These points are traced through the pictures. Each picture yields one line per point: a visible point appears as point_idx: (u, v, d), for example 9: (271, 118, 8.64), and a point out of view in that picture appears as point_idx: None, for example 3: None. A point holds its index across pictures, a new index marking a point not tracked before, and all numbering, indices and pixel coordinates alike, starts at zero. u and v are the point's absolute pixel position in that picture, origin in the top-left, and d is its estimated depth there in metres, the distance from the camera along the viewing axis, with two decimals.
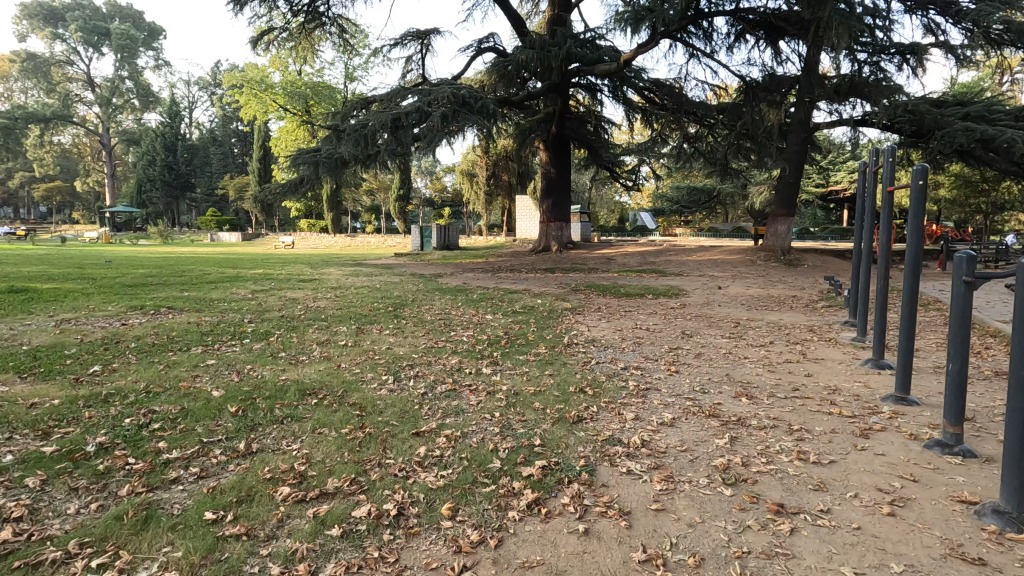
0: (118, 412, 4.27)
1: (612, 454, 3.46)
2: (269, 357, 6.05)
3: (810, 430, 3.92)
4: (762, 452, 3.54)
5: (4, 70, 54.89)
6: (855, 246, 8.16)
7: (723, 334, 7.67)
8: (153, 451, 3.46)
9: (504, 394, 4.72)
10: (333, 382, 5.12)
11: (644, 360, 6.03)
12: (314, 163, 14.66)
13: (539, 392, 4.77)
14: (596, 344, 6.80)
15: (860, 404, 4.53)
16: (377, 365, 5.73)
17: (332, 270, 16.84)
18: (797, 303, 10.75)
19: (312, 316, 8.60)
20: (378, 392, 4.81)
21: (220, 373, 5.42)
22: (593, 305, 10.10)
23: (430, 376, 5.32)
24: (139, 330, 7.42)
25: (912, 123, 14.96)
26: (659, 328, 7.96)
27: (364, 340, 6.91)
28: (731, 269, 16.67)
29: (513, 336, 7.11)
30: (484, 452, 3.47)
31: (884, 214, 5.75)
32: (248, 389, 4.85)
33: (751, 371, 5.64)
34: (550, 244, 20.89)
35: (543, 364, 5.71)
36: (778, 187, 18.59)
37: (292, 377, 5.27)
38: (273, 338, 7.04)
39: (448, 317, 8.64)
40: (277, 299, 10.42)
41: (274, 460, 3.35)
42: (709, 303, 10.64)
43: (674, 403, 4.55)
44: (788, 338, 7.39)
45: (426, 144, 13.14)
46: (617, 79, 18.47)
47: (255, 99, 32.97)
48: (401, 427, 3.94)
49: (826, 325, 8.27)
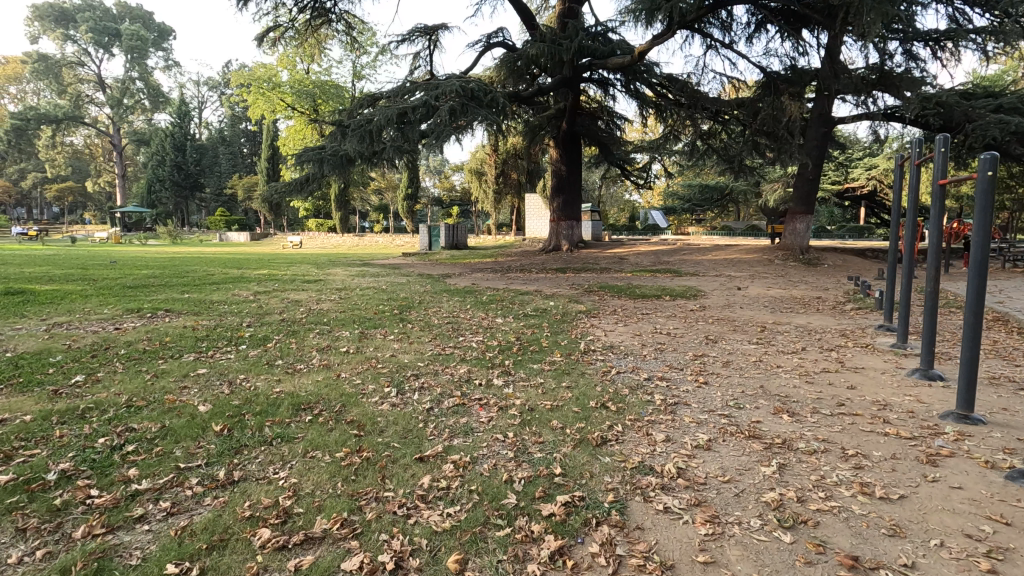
0: (92, 430, 3.86)
1: (645, 486, 3.00)
2: (264, 365, 5.66)
3: (867, 455, 3.44)
4: (818, 484, 3.06)
5: (17, 72, 55.28)
6: (889, 245, 7.66)
7: (750, 339, 7.16)
8: (121, 481, 3.05)
9: (518, 410, 4.27)
10: (331, 394, 4.69)
11: (668, 371, 5.53)
12: (319, 160, 14.25)
13: (556, 407, 4.32)
14: (615, 350, 6.34)
15: (917, 423, 4.04)
16: (379, 374, 5.31)
17: (338, 271, 16.49)
18: (824, 305, 10.20)
19: (314, 320, 8.18)
20: (380, 407, 4.37)
21: (212, 384, 5.02)
22: (608, 307, 9.63)
23: (437, 388, 4.88)
24: (133, 335, 7.05)
25: (940, 116, 14.32)
26: (680, 333, 7.49)
27: (367, 347, 6.49)
28: (748, 269, 16.08)
29: (525, 342, 6.65)
30: (496, 484, 3.03)
31: (933, 211, 5.25)
32: (237, 403, 4.44)
33: (788, 383, 5.14)
34: (560, 243, 20.42)
35: (559, 375, 5.24)
36: (797, 184, 18.00)
37: (288, 389, 4.85)
38: (271, 344, 6.64)
39: (456, 321, 8.20)
40: (279, 301, 10.05)
41: (256, 493, 2.94)
42: (730, 306, 10.12)
43: (708, 421, 4.07)
44: (821, 345, 6.88)
45: (434, 139, 12.62)
46: (630, 73, 17.88)
47: (262, 98, 32.68)
48: (405, 450, 3.51)
49: (860, 329, 7.74)
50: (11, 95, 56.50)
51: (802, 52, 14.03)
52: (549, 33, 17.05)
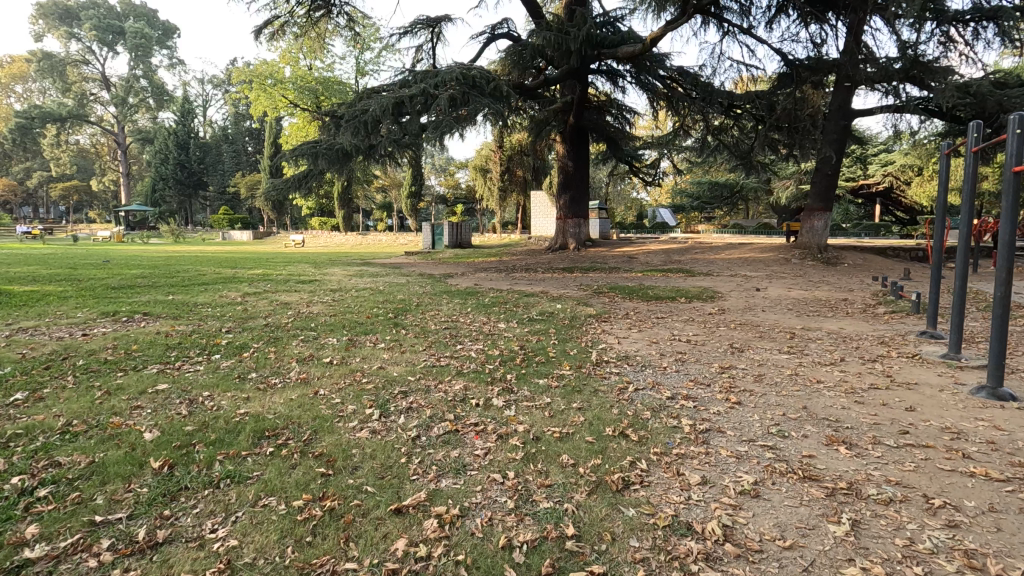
0: (7, 466, 3.21)
1: (684, 557, 2.31)
2: (233, 380, 5.00)
3: (960, 507, 2.73)
4: (907, 552, 2.36)
5: (22, 71, 55.13)
6: (930, 245, 6.91)
7: (780, 348, 6.44)
8: (11, 546, 2.40)
9: (520, 440, 3.59)
10: (303, 418, 4.02)
11: (693, 387, 4.82)
12: (315, 155, 13.21)
13: (565, 437, 3.63)
14: (630, 361, 5.65)
15: (1005, 458, 3.34)
16: (362, 392, 4.62)
17: (336, 271, 15.82)
18: (853, 308, 9.43)
19: (300, 325, 7.51)
20: (357, 436, 3.69)
21: (171, 405, 4.37)
22: (620, 311, 8.92)
23: (427, 409, 4.19)
24: (98, 343, 6.40)
25: (973, 107, 13.44)
26: (701, 340, 6.78)
27: (353, 357, 5.82)
28: (764, 268, 15.32)
29: (530, 352, 5.95)
30: (490, 552, 2.36)
31: (1005, 204, 4.47)
32: (190, 430, 3.77)
33: (834, 404, 4.41)
34: (567, 241, 19.73)
35: (569, 393, 4.54)
36: (815, 179, 17.20)
37: (253, 411, 4.18)
38: (247, 353, 5.98)
39: (455, 326, 7.52)
40: (267, 303, 9.41)
41: (178, 566, 2.28)
42: (751, 309, 9.39)
43: (751, 457, 3.37)
44: (860, 355, 6.15)
45: (435, 130, 11.80)
46: (639, 65, 17.08)
47: (264, 95, 32.08)
48: (379, 497, 2.84)
49: (900, 337, 7.00)
50: (17, 94, 56.34)
51: (823, 40, 13.24)
52: (556, 22, 16.31)
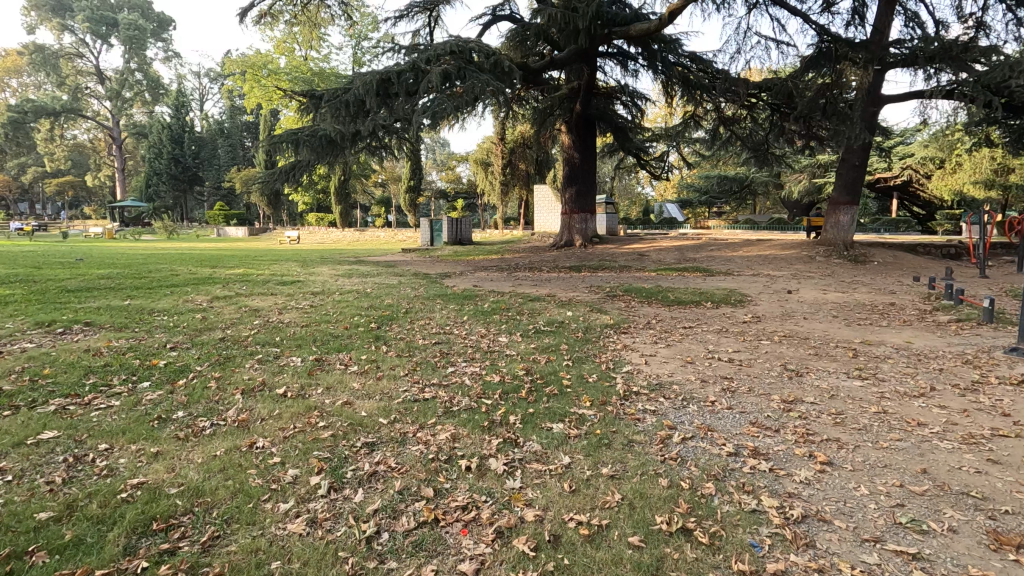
0: None
1: None
2: (149, 425, 3.77)
3: None
4: None
5: (16, 66, 53.89)
6: None
7: (847, 371, 5.16)
8: None
9: (531, 541, 2.39)
10: (219, 492, 2.81)
11: (758, 436, 3.59)
12: (296, 142, 11.81)
13: (600, 535, 2.41)
14: (668, 393, 4.40)
15: None
16: (311, 447, 3.37)
17: (323, 269, 14.63)
18: (908, 315, 8.17)
19: (261, 339, 6.27)
20: (286, 532, 2.47)
21: (45, 469, 3.14)
22: (642, 318, 7.73)
23: (396, 478, 2.97)
24: (4, 365, 5.14)
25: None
26: (746, 360, 5.55)
27: (315, 387, 4.58)
28: (788, 267, 14.09)
29: (538, 379, 4.70)
30: None
31: None
32: (42, 519, 2.54)
33: (963, 465, 3.19)
34: (572, 238, 18.46)
35: (595, 449, 3.30)
36: (841, 171, 15.87)
37: (151, 481, 2.94)
38: (184, 381, 4.78)
39: (447, 341, 6.27)
40: (235, 310, 8.21)
41: None
42: (792, 316, 8.16)
43: None
44: (952, 381, 4.91)
45: (429, 113, 10.52)
46: (652, 50, 15.74)
47: (258, 86, 30.64)
48: None
49: (986, 355, 5.77)
50: (12, 88, 54.89)
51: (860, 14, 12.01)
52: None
